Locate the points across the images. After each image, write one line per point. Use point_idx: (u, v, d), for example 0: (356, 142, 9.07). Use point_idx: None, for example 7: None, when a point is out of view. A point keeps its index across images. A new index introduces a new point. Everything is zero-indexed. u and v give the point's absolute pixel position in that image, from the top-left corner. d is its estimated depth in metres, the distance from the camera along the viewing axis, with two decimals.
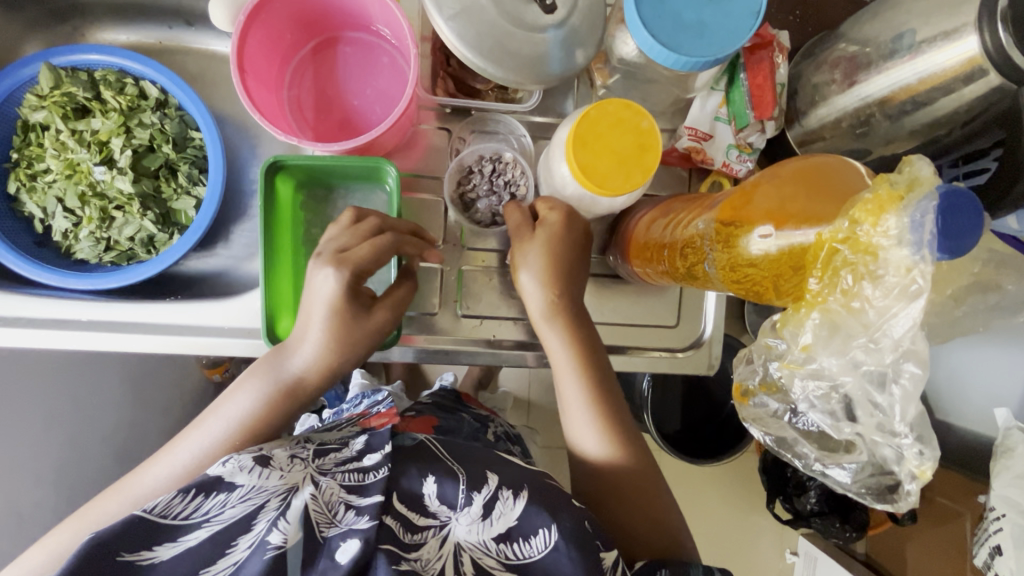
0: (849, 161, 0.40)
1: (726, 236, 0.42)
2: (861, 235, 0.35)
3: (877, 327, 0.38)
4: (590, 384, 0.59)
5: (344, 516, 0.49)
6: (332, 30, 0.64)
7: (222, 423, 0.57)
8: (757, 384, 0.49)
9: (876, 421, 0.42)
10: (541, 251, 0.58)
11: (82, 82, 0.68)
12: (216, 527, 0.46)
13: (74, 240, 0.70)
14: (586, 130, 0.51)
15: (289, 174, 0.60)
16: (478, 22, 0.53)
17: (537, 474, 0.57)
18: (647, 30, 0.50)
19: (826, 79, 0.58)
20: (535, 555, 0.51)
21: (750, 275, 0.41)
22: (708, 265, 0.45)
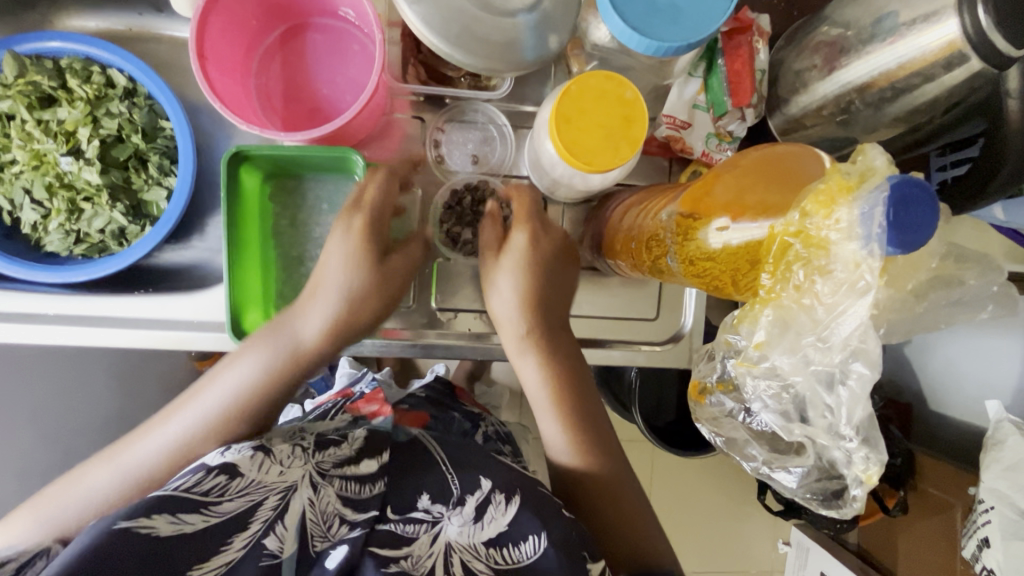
0: (812, 149, 0.40)
1: (685, 228, 0.42)
2: (812, 228, 0.36)
3: (826, 325, 0.38)
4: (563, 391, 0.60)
5: (337, 529, 0.50)
6: (300, 16, 0.62)
7: (217, 395, 0.57)
8: (713, 382, 0.49)
9: (826, 423, 0.42)
10: (510, 272, 0.59)
11: (47, 71, 0.66)
12: (213, 519, 0.44)
13: (44, 232, 0.68)
14: (569, 107, 0.48)
15: (255, 165, 0.58)
16: (443, 6, 0.51)
17: (532, 482, 0.56)
18: (617, 14, 0.48)
19: (807, 64, 0.56)
20: (524, 560, 0.50)
21: (708, 268, 0.41)
22: (670, 258, 0.44)
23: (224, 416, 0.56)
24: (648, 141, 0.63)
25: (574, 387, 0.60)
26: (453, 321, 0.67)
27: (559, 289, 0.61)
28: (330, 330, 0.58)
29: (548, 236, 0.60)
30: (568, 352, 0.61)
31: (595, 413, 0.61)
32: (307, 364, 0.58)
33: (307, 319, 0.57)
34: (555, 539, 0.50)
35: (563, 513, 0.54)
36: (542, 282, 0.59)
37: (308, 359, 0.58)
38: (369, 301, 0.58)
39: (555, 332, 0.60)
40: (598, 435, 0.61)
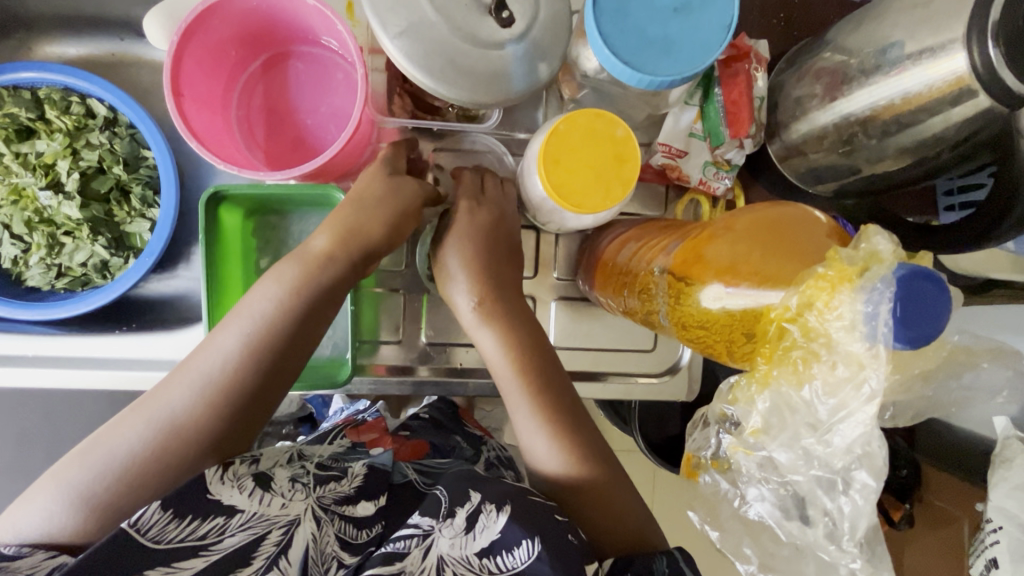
0: (812, 211, 0.42)
1: (678, 290, 0.42)
2: (813, 323, 0.36)
3: (827, 424, 0.38)
4: (529, 372, 0.56)
5: (332, 573, 0.48)
6: (282, 45, 0.60)
7: (247, 323, 0.51)
8: (709, 458, 0.46)
9: (826, 527, 0.41)
10: (453, 246, 0.58)
11: (24, 102, 0.64)
12: (213, 557, 0.43)
13: (25, 267, 0.67)
14: (558, 148, 0.46)
15: (234, 203, 0.57)
16: (426, 40, 0.49)
17: (523, 490, 0.53)
18: (608, 49, 0.46)
19: (808, 92, 0.54)
20: (519, 566, 0.47)
21: (702, 334, 0.43)
22: (662, 315, 0.45)
23: (240, 360, 0.50)
24: (644, 168, 0.61)
25: (556, 380, 0.57)
26: (441, 355, 0.65)
27: (501, 265, 0.58)
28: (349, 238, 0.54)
29: (493, 206, 0.58)
30: (524, 327, 0.57)
31: (563, 387, 0.57)
32: (328, 305, 0.53)
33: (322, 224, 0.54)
34: (549, 541, 0.48)
35: (557, 517, 0.51)
36: (488, 253, 0.57)
37: (329, 295, 0.53)
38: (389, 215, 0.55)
39: (506, 308, 0.57)
40: (589, 440, 0.55)
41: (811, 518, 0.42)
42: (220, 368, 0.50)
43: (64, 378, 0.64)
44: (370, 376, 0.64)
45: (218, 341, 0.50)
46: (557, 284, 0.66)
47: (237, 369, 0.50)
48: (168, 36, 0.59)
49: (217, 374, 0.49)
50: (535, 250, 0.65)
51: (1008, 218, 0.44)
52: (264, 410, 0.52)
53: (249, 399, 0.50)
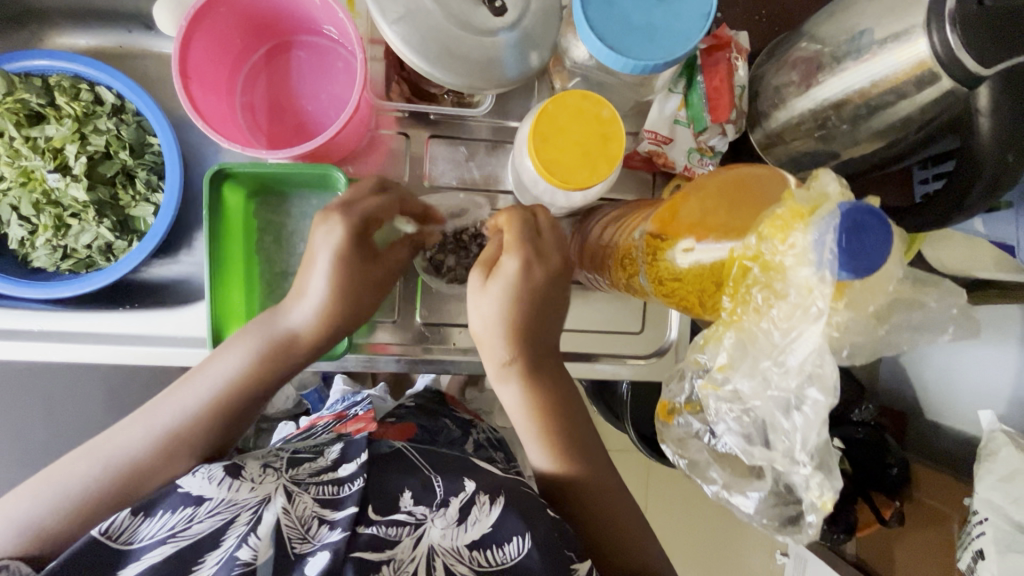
0: (782, 173, 0.43)
1: (654, 249, 0.44)
2: (768, 254, 0.37)
3: (783, 349, 0.39)
4: (536, 396, 0.56)
5: (317, 530, 0.50)
6: (284, 35, 0.62)
7: (208, 382, 0.55)
8: (682, 403, 0.51)
9: (785, 447, 0.43)
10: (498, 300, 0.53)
11: (36, 89, 0.67)
12: (182, 542, 0.47)
13: (32, 248, 0.69)
14: (547, 127, 0.48)
15: (238, 183, 0.59)
16: (424, 26, 0.51)
17: (515, 482, 0.57)
18: (594, 34, 0.49)
19: (785, 80, 0.57)
20: (508, 562, 0.50)
21: (676, 289, 0.44)
22: (641, 276, 0.47)
23: (207, 407, 0.54)
24: (631, 155, 0.64)
25: (564, 399, 0.58)
26: (435, 335, 0.67)
27: (546, 322, 0.56)
28: (325, 315, 0.55)
29: (548, 261, 0.53)
30: (553, 382, 0.57)
31: (570, 399, 0.59)
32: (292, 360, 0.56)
33: (300, 305, 0.55)
34: (539, 539, 0.51)
35: (549, 513, 0.54)
36: (537, 304, 0.54)
37: (292, 355, 0.56)
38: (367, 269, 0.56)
39: (540, 364, 0.56)
40: (587, 448, 0.59)
41: (772, 442, 0.44)
42: (189, 412, 0.54)
43: (68, 352, 0.67)
44: (365, 355, 0.66)
45: (185, 394, 0.55)
46: None
47: (207, 411, 0.54)
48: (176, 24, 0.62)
49: (191, 415, 0.54)
50: None
51: (970, 195, 0.47)
52: (235, 431, 0.57)
53: (216, 431, 0.55)
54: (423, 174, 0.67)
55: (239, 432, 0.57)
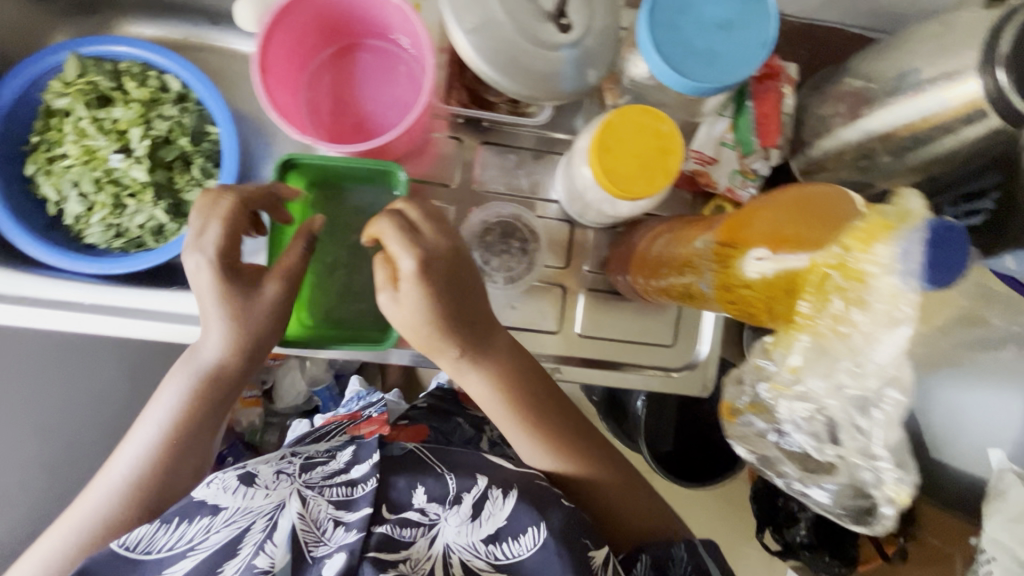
0: (849, 192, 0.42)
1: (725, 257, 0.47)
2: (851, 261, 0.38)
3: (862, 352, 0.40)
4: (493, 376, 0.60)
5: (332, 532, 0.56)
6: (352, 37, 0.65)
7: (153, 427, 0.60)
8: (745, 404, 0.52)
9: (858, 445, 0.44)
10: (416, 303, 0.52)
11: (106, 72, 0.70)
12: (201, 554, 0.53)
13: (85, 225, 0.71)
14: (609, 137, 0.50)
15: (302, 172, 0.62)
16: (496, 37, 0.54)
17: (529, 476, 0.61)
18: (659, 55, 0.52)
19: (831, 111, 0.60)
20: (524, 553, 0.56)
21: (744, 296, 0.45)
22: (705, 283, 0.50)
23: (171, 429, 0.59)
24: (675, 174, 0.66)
25: (536, 393, 0.62)
26: None
27: (473, 306, 0.56)
28: (238, 350, 0.57)
29: (435, 251, 0.52)
30: (509, 365, 0.60)
31: (542, 384, 0.62)
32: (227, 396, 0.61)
33: (207, 336, 0.57)
34: (554, 528, 0.56)
35: (562, 501, 0.59)
36: (461, 294, 0.54)
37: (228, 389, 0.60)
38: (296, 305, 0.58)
39: (485, 351, 0.58)
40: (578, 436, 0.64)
41: (843, 440, 0.45)
42: (159, 432, 0.60)
43: (116, 326, 0.67)
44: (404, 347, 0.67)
45: (153, 413, 0.60)
46: (587, 275, 0.70)
47: (171, 432, 0.60)
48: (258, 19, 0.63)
49: (159, 435, 0.59)
50: (569, 240, 0.70)
51: None
52: (207, 445, 0.63)
53: (186, 449, 0.60)
54: (473, 178, 0.69)
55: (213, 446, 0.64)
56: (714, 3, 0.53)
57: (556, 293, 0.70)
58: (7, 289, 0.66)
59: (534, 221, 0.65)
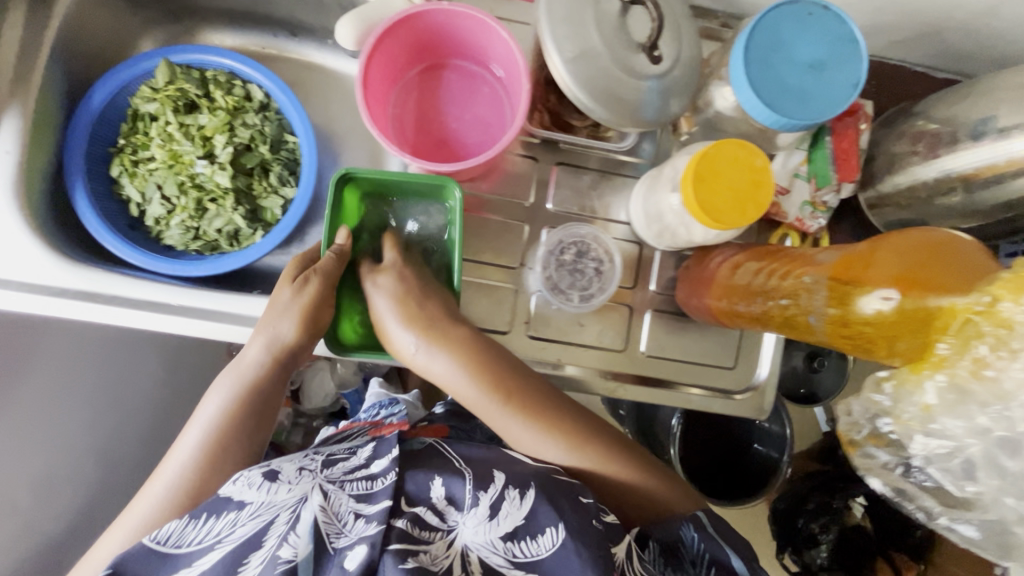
0: (957, 233, 0.45)
1: (842, 295, 0.48)
2: (1001, 310, 0.41)
3: (1012, 396, 0.42)
4: (459, 359, 0.62)
5: (353, 525, 0.54)
6: (440, 57, 0.67)
7: (196, 434, 0.60)
8: (864, 436, 0.52)
9: (998, 483, 0.45)
10: (384, 298, 0.64)
11: (194, 80, 0.72)
12: (229, 546, 0.51)
13: (165, 227, 0.72)
14: (705, 168, 0.52)
15: (356, 184, 0.65)
16: (594, 66, 0.56)
17: (548, 471, 0.60)
18: (752, 90, 0.54)
19: (906, 149, 0.62)
20: (543, 553, 0.54)
21: (863, 332, 0.47)
22: (815, 318, 0.51)
23: (230, 410, 0.60)
24: None
25: (514, 380, 0.62)
26: (541, 351, 0.70)
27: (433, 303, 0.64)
28: (310, 320, 0.63)
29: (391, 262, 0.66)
30: (481, 352, 0.62)
31: (519, 368, 0.63)
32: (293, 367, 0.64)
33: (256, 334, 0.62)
34: (572, 529, 0.55)
35: (580, 501, 0.58)
36: (412, 291, 0.64)
37: (294, 361, 0.64)
38: (331, 301, 0.64)
39: (462, 338, 0.63)
40: (577, 425, 0.63)
41: (979, 477, 0.46)
42: (214, 419, 0.60)
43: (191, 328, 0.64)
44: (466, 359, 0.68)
45: (208, 404, 0.61)
46: (653, 295, 0.72)
47: (229, 415, 0.60)
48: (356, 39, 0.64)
49: (214, 421, 0.60)
50: (637, 260, 0.72)
51: None
52: (261, 435, 0.62)
53: (243, 434, 0.60)
54: (547, 197, 0.71)
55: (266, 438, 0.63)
56: (808, 43, 0.54)
57: (622, 312, 0.71)
58: (81, 285, 0.63)
59: (609, 243, 0.68)
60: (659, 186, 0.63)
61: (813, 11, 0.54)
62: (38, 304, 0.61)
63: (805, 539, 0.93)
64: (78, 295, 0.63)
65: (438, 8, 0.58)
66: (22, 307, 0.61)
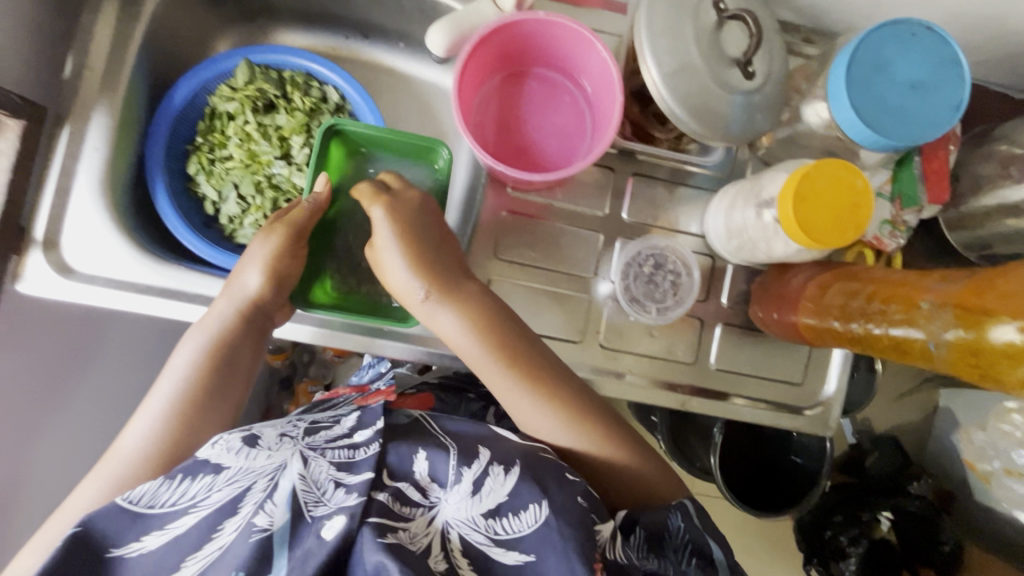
0: None
1: (972, 323, 0.41)
2: None
3: None
4: (460, 306, 0.63)
5: (332, 493, 0.51)
6: (524, 65, 0.67)
7: (169, 384, 0.60)
8: None
9: None
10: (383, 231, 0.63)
11: (273, 80, 0.72)
12: (202, 511, 0.49)
13: (238, 225, 0.73)
14: (806, 188, 0.52)
15: (342, 139, 0.70)
16: (692, 81, 0.56)
17: (532, 449, 0.59)
18: (853, 109, 0.54)
19: (995, 172, 0.63)
20: (524, 530, 0.52)
21: (991, 359, 0.41)
22: (932, 345, 0.44)
23: (201, 367, 0.60)
24: None
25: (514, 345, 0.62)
26: (613, 362, 0.70)
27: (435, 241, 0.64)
28: (276, 275, 0.63)
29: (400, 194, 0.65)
30: (476, 303, 0.63)
31: (511, 325, 0.63)
32: (268, 325, 0.65)
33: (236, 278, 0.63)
34: (556, 506, 0.53)
35: (567, 478, 0.56)
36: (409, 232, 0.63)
37: (267, 319, 0.64)
38: (297, 254, 0.65)
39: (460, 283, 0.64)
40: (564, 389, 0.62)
41: None
42: (187, 373, 0.60)
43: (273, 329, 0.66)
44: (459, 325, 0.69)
45: (179, 357, 0.61)
46: (725, 310, 0.71)
47: (201, 370, 0.60)
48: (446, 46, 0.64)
49: (186, 375, 0.60)
50: (710, 273, 0.71)
51: None
52: (235, 393, 0.62)
53: (210, 390, 0.60)
54: (622, 207, 0.71)
55: (241, 398, 0.63)
56: (911, 63, 0.54)
57: (693, 325, 0.71)
58: (163, 283, 0.63)
59: (686, 254, 0.68)
60: (745, 202, 0.63)
61: (916, 32, 0.54)
62: (124, 301, 0.62)
63: (831, 551, 0.97)
64: (160, 293, 0.63)
65: (533, 17, 0.59)
66: (108, 304, 0.62)
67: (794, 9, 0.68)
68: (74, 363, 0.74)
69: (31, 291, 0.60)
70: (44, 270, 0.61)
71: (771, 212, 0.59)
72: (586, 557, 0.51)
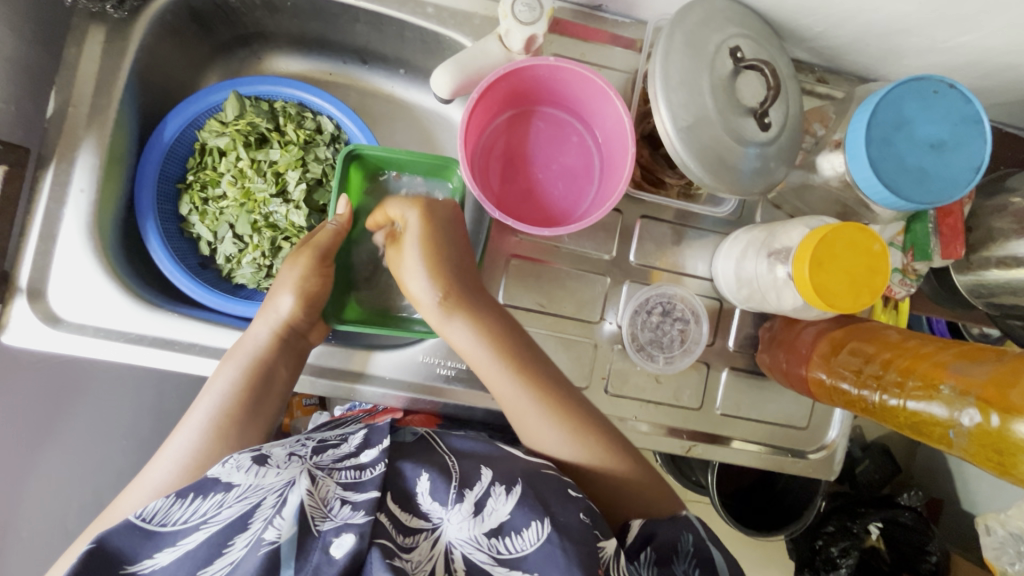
0: None
1: (995, 418, 0.45)
2: None
3: None
4: (472, 321, 0.61)
5: (339, 509, 0.49)
6: (530, 106, 0.65)
7: (203, 414, 0.57)
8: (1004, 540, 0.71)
9: None
10: (413, 246, 0.64)
11: (264, 113, 0.69)
12: (214, 528, 0.46)
13: (236, 265, 0.71)
14: (823, 251, 0.52)
15: (362, 162, 0.68)
16: (707, 135, 0.54)
17: (534, 466, 0.57)
18: (873, 170, 0.52)
19: (1008, 224, 0.62)
20: (528, 549, 0.50)
21: (1007, 454, 0.44)
22: (953, 432, 0.48)
23: (239, 389, 0.58)
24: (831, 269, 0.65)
25: (522, 355, 0.60)
26: (618, 408, 0.68)
27: (460, 248, 0.65)
28: (305, 295, 0.62)
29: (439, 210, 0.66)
30: (492, 315, 0.61)
31: (518, 335, 0.62)
32: (304, 345, 0.63)
33: (280, 289, 0.61)
34: (558, 522, 0.51)
35: (570, 494, 0.55)
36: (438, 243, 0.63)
37: (303, 340, 0.63)
38: (327, 277, 0.64)
39: (479, 299, 0.62)
40: (585, 411, 0.60)
41: None
42: (225, 395, 0.58)
43: None
44: (457, 357, 0.67)
45: (220, 377, 0.58)
46: (731, 353, 0.70)
47: (239, 393, 0.58)
48: (451, 88, 0.62)
49: (224, 397, 0.57)
50: (718, 316, 0.70)
51: None
52: (270, 412, 0.61)
53: (248, 413, 0.58)
54: (630, 249, 0.69)
55: (275, 416, 0.61)
56: (931, 123, 0.53)
57: (699, 369, 0.70)
58: (154, 333, 0.61)
59: (694, 301, 0.69)
60: (756, 253, 0.62)
61: (938, 89, 0.53)
62: (115, 351, 0.60)
63: (822, 562, 0.98)
64: (151, 343, 0.61)
65: (543, 63, 0.57)
66: (97, 355, 0.59)
67: (810, 50, 0.67)
68: (69, 396, 0.76)
69: (16, 341, 0.58)
70: (28, 319, 0.58)
71: (783, 268, 0.58)
72: (587, 569, 0.48)
